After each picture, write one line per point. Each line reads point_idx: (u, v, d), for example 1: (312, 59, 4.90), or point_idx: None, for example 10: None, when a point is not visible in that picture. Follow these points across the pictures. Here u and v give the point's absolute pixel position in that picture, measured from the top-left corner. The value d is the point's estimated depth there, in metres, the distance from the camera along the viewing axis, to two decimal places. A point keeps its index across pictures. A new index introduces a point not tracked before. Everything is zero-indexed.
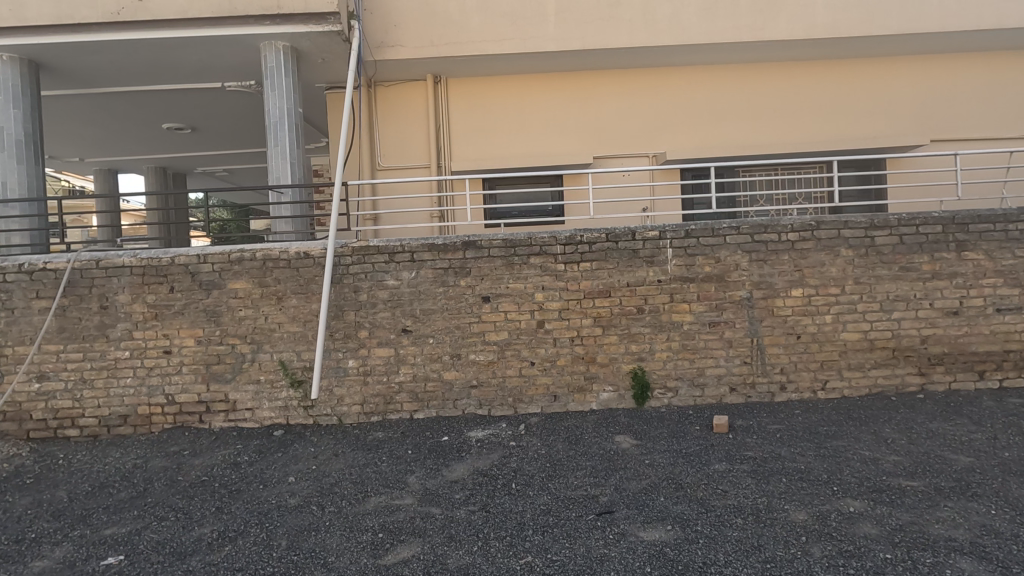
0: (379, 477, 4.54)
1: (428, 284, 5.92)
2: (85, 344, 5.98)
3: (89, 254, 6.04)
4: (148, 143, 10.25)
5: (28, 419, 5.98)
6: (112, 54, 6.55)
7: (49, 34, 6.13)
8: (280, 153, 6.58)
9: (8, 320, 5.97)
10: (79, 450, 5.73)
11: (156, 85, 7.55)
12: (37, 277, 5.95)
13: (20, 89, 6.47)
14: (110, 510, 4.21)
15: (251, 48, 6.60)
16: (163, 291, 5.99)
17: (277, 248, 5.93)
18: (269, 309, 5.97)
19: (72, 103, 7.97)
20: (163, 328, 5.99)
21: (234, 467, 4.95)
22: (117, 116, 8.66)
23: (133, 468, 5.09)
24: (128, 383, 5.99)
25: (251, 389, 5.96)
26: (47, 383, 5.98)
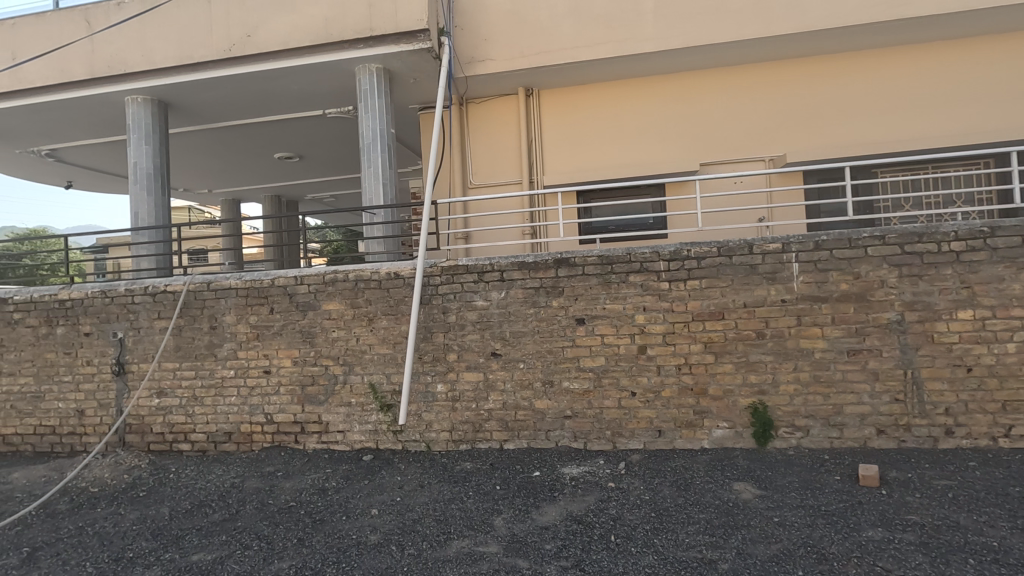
0: (463, 516, 4.16)
1: (518, 305, 5.54)
2: (197, 362, 6.19)
3: (202, 276, 6.28)
4: (264, 172, 10.92)
5: (148, 431, 6.28)
6: (227, 88, 6.96)
7: (174, 73, 6.64)
8: (373, 174, 6.60)
9: (134, 338, 6.35)
10: (188, 464, 5.91)
11: (267, 115, 7.96)
12: (158, 299, 6.30)
13: (150, 126, 7.10)
14: (202, 533, 4.20)
15: (348, 73, 6.72)
16: (264, 311, 6.08)
17: (368, 269, 5.85)
18: (360, 331, 5.87)
19: (198, 137, 8.64)
20: (264, 348, 6.06)
21: (321, 494, 4.82)
22: (237, 147, 9.29)
23: (230, 488, 5.14)
24: (232, 402, 6.11)
25: (342, 411, 5.87)
26: (165, 399, 6.26)
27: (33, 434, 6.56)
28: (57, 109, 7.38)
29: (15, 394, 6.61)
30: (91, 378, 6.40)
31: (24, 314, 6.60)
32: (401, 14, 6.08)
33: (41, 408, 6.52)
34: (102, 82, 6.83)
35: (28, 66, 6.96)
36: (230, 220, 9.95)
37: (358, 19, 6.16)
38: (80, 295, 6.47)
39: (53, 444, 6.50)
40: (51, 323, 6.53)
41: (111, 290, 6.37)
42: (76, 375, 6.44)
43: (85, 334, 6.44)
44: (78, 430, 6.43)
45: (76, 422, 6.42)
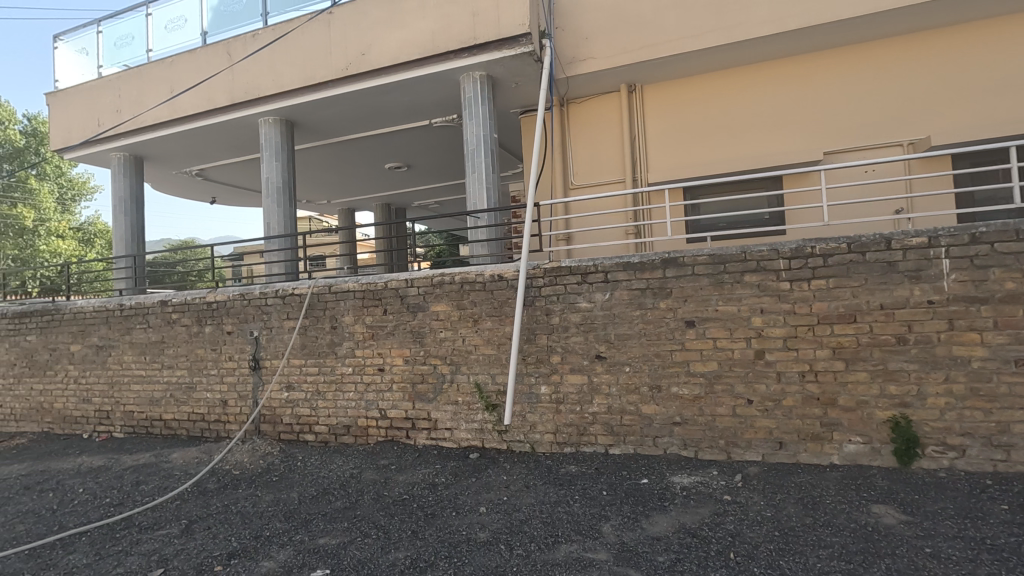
0: (570, 521, 4.11)
1: (623, 307, 5.40)
2: (320, 360, 6.70)
3: (324, 280, 6.79)
4: (376, 181, 11.62)
5: (279, 421, 6.89)
6: (344, 105, 7.49)
7: (300, 94, 7.26)
8: (477, 179, 6.77)
9: (268, 336, 7.00)
10: (313, 453, 6.39)
11: (379, 128, 8.46)
12: (287, 301, 6.90)
13: (280, 145, 7.84)
14: (327, 518, 4.51)
15: (453, 82, 6.95)
16: (378, 312, 6.44)
17: (473, 271, 5.99)
18: (466, 332, 6.03)
19: (319, 152, 9.38)
20: (378, 348, 6.42)
21: (432, 489, 5.00)
22: (352, 159, 9.96)
23: (350, 478, 5.49)
24: (350, 397, 6.53)
25: (450, 409, 6.06)
26: (293, 393, 6.83)
27: (187, 420, 7.46)
28: (205, 134, 8.36)
29: (173, 384, 7.56)
30: (233, 372, 7.17)
31: (180, 314, 7.53)
32: (503, 20, 6.18)
33: (194, 397, 7.40)
34: (241, 107, 7.63)
35: (183, 97, 7.95)
36: (347, 228, 10.68)
37: (463, 29, 6.35)
38: (224, 298, 7.26)
39: (203, 429, 7.35)
40: (201, 323, 7.39)
41: (249, 293, 7.08)
42: (221, 369, 7.24)
43: (228, 332, 7.22)
44: (223, 418, 7.22)
45: (222, 410, 7.22)
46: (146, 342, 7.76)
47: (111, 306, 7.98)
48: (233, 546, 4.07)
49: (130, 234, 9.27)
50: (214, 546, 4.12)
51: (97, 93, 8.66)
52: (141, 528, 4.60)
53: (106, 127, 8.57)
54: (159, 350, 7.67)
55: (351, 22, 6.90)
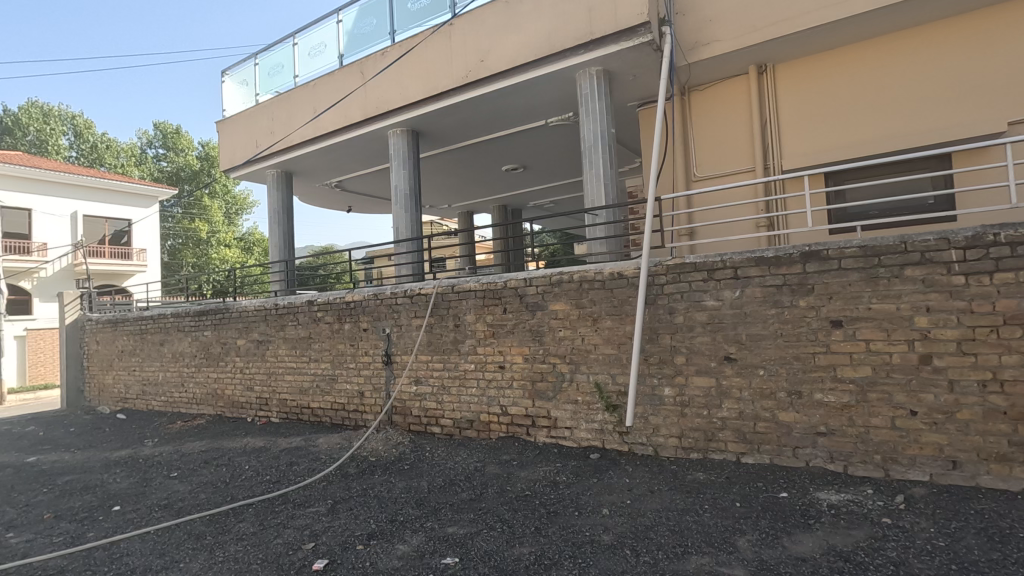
0: (701, 531, 3.88)
1: (756, 305, 5.00)
2: (445, 356, 7.02)
3: (447, 280, 7.09)
4: (494, 184, 11.94)
5: (409, 413, 7.33)
6: (465, 111, 7.78)
7: (424, 105, 7.67)
8: (595, 176, 6.67)
9: (398, 333, 7.48)
10: (439, 445, 6.71)
11: (497, 131, 8.67)
12: (414, 300, 7.32)
13: (407, 154, 8.37)
14: (454, 508, 4.70)
15: (570, 79, 6.91)
16: (498, 311, 6.59)
17: (592, 270, 5.90)
18: (585, 331, 5.96)
19: (442, 158, 9.85)
20: (499, 345, 6.57)
21: (553, 487, 5.01)
22: (472, 164, 10.33)
23: (474, 470, 5.68)
24: (473, 393, 6.77)
25: (570, 408, 6.03)
26: (421, 387, 7.23)
27: (330, 409, 8.22)
28: (343, 148, 9.16)
29: (319, 376, 8.37)
30: (368, 366, 7.76)
31: (324, 313, 8.32)
32: (620, 12, 6.02)
33: (336, 388, 8.12)
34: (373, 121, 8.25)
35: (324, 116, 8.77)
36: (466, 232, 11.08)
37: (579, 25, 6.30)
38: (360, 298, 7.88)
39: (343, 418, 8.05)
40: (341, 320, 8.10)
41: (381, 293, 7.62)
42: (358, 363, 7.88)
43: (364, 329, 7.84)
44: (360, 408, 7.85)
45: (359, 401, 7.85)
46: (296, 338, 8.67)
47: (269, 306, 9.03)
48: (372, 528, 4.39)
49: (282, 241, 10.42)
50: (356, 525, 4.47)
51: (255, 118, 9.84)
52: (296, 504, 5.14)
53: (263, 147, 9.70)
54: (306, 344, 8.54)
55: (470, 31, 7.15)
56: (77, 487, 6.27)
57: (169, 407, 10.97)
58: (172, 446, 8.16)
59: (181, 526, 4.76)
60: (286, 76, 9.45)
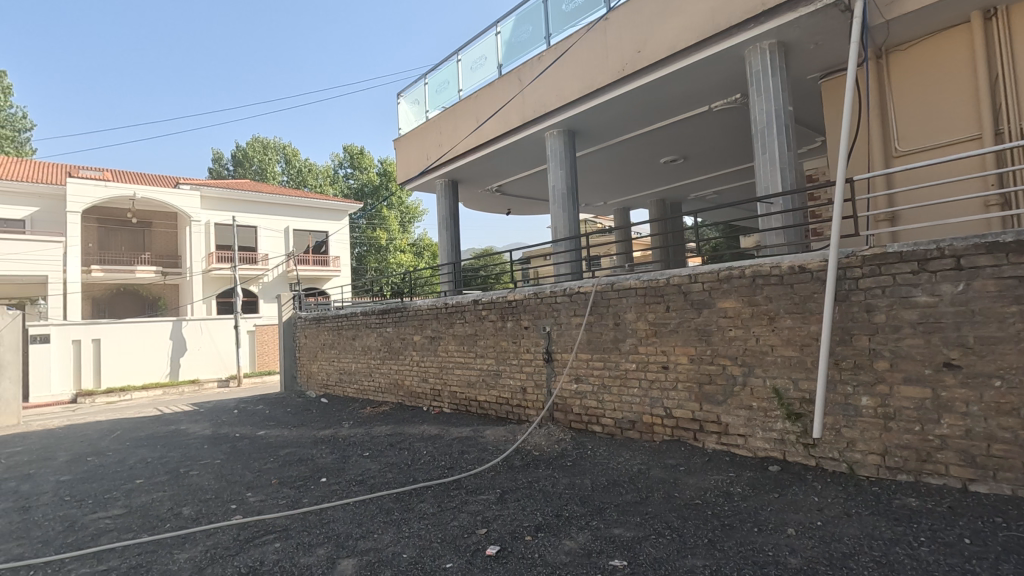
0: (917, 569, 3.30)
1: (988, 301, 4.12)
2: (604, 355, 6.93)
3: (607, 278, 7.01)
4: (651, 177, 11.53)
5: (570, 410, 7.39)
6: (622, 105, 7.64)
7: (581, 104, 7.70)
8: (769, 160, 6.09)
9: (558, 331, 7.60)
10: (601, 444, 6.64)
11: (656, 122, 8.36)
12: (574, 298, 7.36)
13: (563, 153, 8.48)
14: (619, 509, 4.62)
15: (738, 58, 6.39)
16: (661, 310, 6.31)
17: (768, 263, 5.36)
18: (760, 331, 5.43)
19: (598, 155, 9.80)
20: (662, 345, 6.30)
21: (726, 497, 4.66)
22: (629, 158, 10.10)
23: (638, 472, 5.51)
24: (635, 393, 6.57)
25: (743, 415, 5.55)
26: (581, 385, 7.24)
27: (496, 403, 8.64)
28: (503, 153, 9.59)
29: (484, 371, 8.85)
30: (530, 362, 8.01)
31: (488, 311, 8.78)
32: None
33: (501, 383, 8.52)
34: (531, 125, 8.51)
35: (486, 125, 9.26)
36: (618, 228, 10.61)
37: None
38: (521, 297, 8.16)
39: (508, 412, 8.41)
40: (504, 318, 8.47)
41: (541, 292, 7.81)
42: (521, 359, 8.17)
43: (525, 327, 8.10)
44: (523, 403, 8.14)
45: (522, 396, 8.14)
46: (464, 335, 9.27)
47: (440, 304, 9.79)
48: (539, 520, 4.49)
49: (449, 245, 11.23)
50: (523, 517, 4.62)
51: (426, 133, 10.75)
52: (468, 490, 5.49)
53: (433, 159, 10.57)
54: (473, 341, 9.08)
55: (626, 23, 6.98)
56: (295, 459, 7.43)
57: (361, 394, 12.48)
58: (363, 429, 9.28)
59: (374, 500, 5.37)
60: (451, 91, 10.16)
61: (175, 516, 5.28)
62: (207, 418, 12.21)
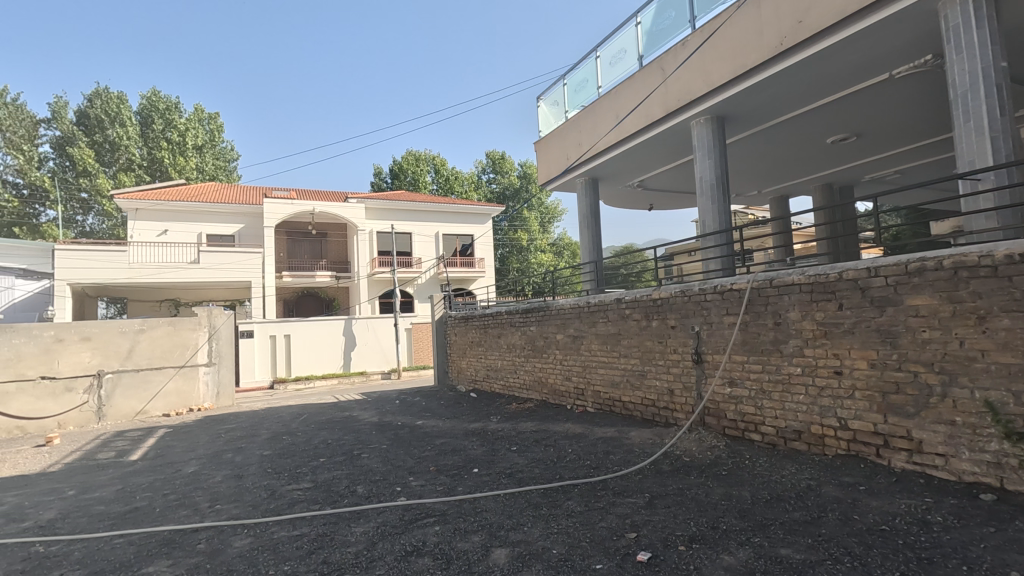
0: None
1: None
2: (763, 357, 6.35)
3: (765, 273, 6.42)
4: (815, 160, 10.34)
5: (723, 416, 6.90)
6: (780, 83, 6.96)
7: (732, 87, 7.18)
8: (974, 130, 5.11)
9: (709, 331, 7.15)
10: (761, 454, 6.09)
11: (821, 98, 7.48)
12: (726, 297, 6.87)
13: (712, 142, 7.96)
14: (786, 528, 4.20)
15: (927, 14, 5.46)
16: (831, 309, 5.61)
17: (975, 252, 4.45)
18: (964, 333, 4.52)
19: (751, 139, 9.02)
20: (833, 348, 5.58)
21: (923, 527, 3.98)
22: (788, 141, 9.15)
23: (807, 488, 4.96)
24: (801, 400, 5.91)
25: (942, 431, 4.67)
26: (736, 389, 6.73)
27: (641, 404, 8.40)
28: (645, 147, 9.28)
29: (629, 371, 8.65)
30: (678, 363, 7.65)
31: (632, 310, 8.56)
32: None
33: (646, 384, 8.25)
34: (676, 115, 8.13)
35: (628, 119, 9.04)
36: (776, 217, 9.21)
37: None
38: (667, 295, 7.84)
39: (654, 414, 8.13)
40: (649, 318, 8.21)
41: (688, 290, 7.42)
42: (668, 360, 7.84)
43: (672, 327, 7.76)
44: (670, 405, 7.81)
45: (669, 399, 7.82)
46: (607, 334, 9.17)
47: (582, 303, 9.78)
48: (693, 531, 4.26)
49: (590, 244, 11.16)
50: (675, 525, 4.41)
51: (565, 133, 10.81)
52: (615, 492, 5.39)
53: (573, 158, 10.61)
54: (616, 341, 8.93)
55: None
56: (449, 449, 7.96)
57: (507, 389, 12.95)
58: (510, 424, 9.62)
59: (522, 494, 5.53)
60: (590, 89, 10.10)
61: (351, 492, 5.95)
62: (374, 406, 13.60)
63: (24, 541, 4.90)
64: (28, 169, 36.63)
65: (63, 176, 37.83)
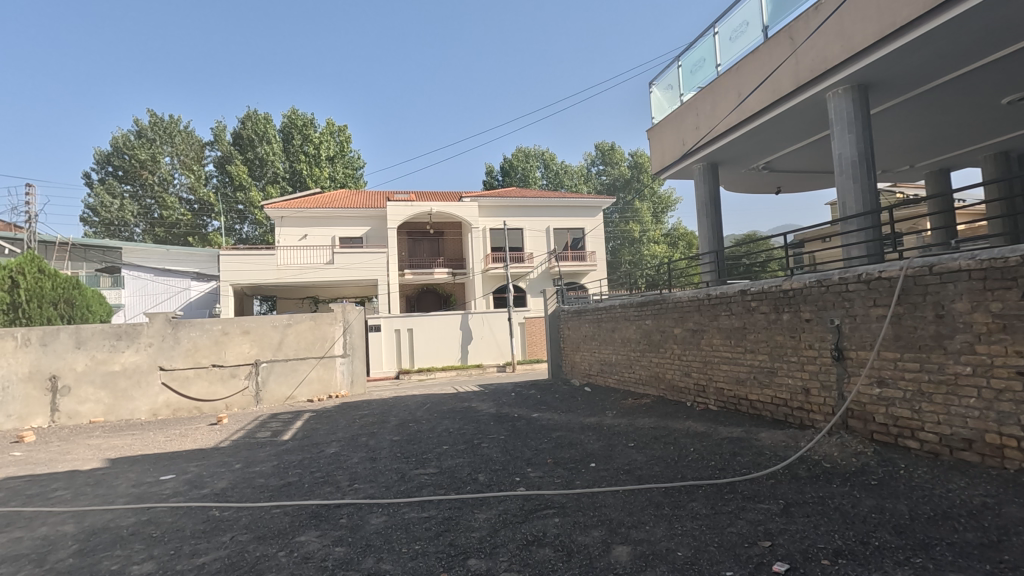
0: None
1: None
2: (921, 354, 5.58)
3: (922, 259, 5.63)
4: (986, 125, 8.85)
5: (871, 420, 6.18)
6: (940, 38, 6.02)
7: (878, 49, 6.37)
8: None
9: (851, 326, 6.45)
10: (920, 464, 5.36)
11: (995, 50, 6.36)
12: (874, 287, 6.14)
13: (852, 113, 7.14)
14: (956, 550, 3.67)
15: None
16: (1012, 298, 4.77)
17: None
18: None
19: (902, 107, 7.94)
20: (1016, 344, 4.74)
21: None
22: (951, 105, 7.92)
23: (983, 507, 4.27)
24: (973, 404, 5.10)
25: None
26: (887, 390, 5.99)
27: (771, 403, 7.80)
28: (772, 125, 8.57)
29: (757, 368, 8.07)
30: (814, 360, 7.00)
31: (759, 302, 7.98)
32: None
33: (777, 382, 7.65)
34: (809, 87, 7.40)
35: (751, 97, 8.41)
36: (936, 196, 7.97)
37: None
38: (801, 286, 7.19)
39: (786, 414, 7.51)
40: (779, 310, 7.59)
41: (826, 280, 6.76)
42: (802, 356, 7.19)
43: (807, 320, 7.10)
44: (806, 406, 7.17)
45: (804, 398, 7.18)
46: (730, 328, 8.63)
47: (702, 296, 9.31)
48: (838, 545, 3.87)
49: (710, 233, 10.55)
50: (817, 537, 4.04)
51: (682, 118, 10.31)
52: (745, 497, 5.06)
53: (690, 143, 10.11)
54: (741, 335, 8.38)
55: None
56: (566, 442, 7.98)
57: (622, 384, 12.71)
58: (627, 419, 9.41)
59: (643, 492, 5.39)
60: (708, 68, 9.53)
61: (473, 480, 6.19)
62: (491, 397, 14.04)
63: (203, 505, 5.72)
64: (198, 186, 42.59)
65: (224, 191, 43.51)
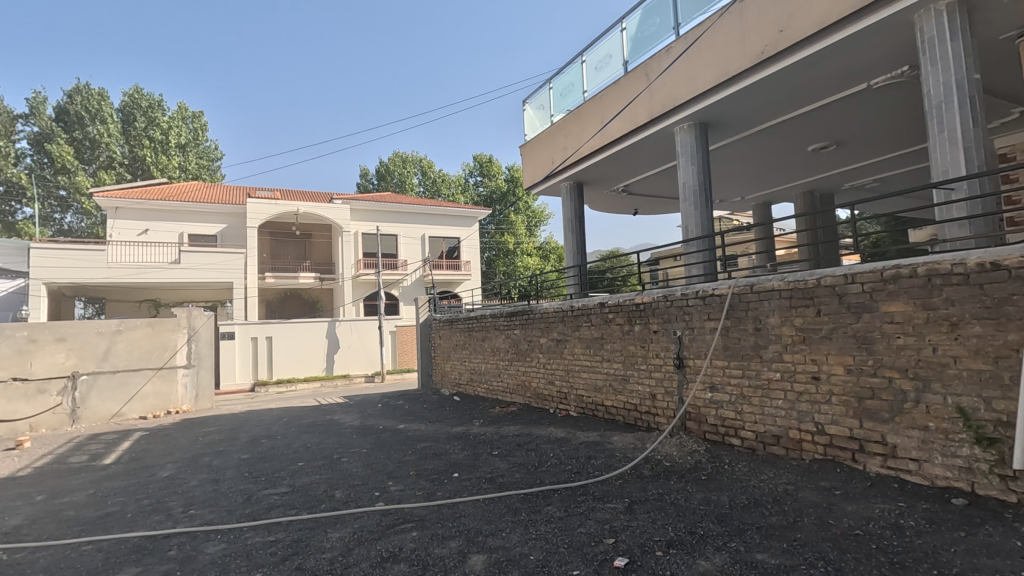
0: None
1: None
2: (743, 362, 6.39)
3: (746, 279, 6.47)
4: (797, 167, 10.47)
5: (704, 420, 6.94)
6: (763, 89, 7.01)
7: (715, 93, 7.26)
8: (945, 139, 5.24)
9: (690, 336, 7.20)
10: (740, 458, 6.12)
11: (802, 105, 7.57)
12: (708, 302, 6.91)
13: (694, 147, 8.03)
14: (762, 533, 4.22)
15: (902, 27, 5.61)
16: (810, 314, 5.64)
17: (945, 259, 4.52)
18: (937, 339, 4.55)
19: (734, 146, 9.12)
20: (812, 353, 5.62)
21: (896, 532, 3.98)
22: (771, 148, 9.27)
23: (784, 493, 4.98)
24: (780, 405, 5.95)
25: (915, 437, 4.70)
26: (717, 394, 6.76)
27: (624, 408, 8.42)
28: (629, 151, 9.35)
29: (612, 375, 8.67)
30: (660, 368, 7.69)
31: (615, 314, 8.58)
32: None
33: (628, 388, 8.28)
34: (660, 120, 8.20)
35: (612, 124, 9.11)
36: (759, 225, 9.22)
37: None
38: (650, 300, 7.88)
39: (636, 418, 8.15)
40: (632, 322, 8.24)
41: (671, 295, 7.47)
42: (650, 364, 7.86)
43: (655, 331, 7.80)
44: (652, 410, 7.83)
45: (651, 403, 7.84)
46: (590, 338, 9.18)
47: (566, 307, 9.78)
48: (671, 536, 4.27)
49: (575, 248, 11.17)
50: (654, 530, 4.42)
51: (552, 138, 10.83)
52: (596, 497, 5.38)
53: (557, 163, 10.65)
54: (599, 345, 8.96)
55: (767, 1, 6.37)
56: (431, 453, 7.89)
57: (490, 393, 12.92)
58: (493, 427, 9.58)
59: (503, 499, 5.51)
60: (576, 93, 10.13)
61: (330, 497, 5.88)
62: (357, 409, 13.48)
63: None
64: (4, 165, 35.79)
65: (40, 174, 37.01)
